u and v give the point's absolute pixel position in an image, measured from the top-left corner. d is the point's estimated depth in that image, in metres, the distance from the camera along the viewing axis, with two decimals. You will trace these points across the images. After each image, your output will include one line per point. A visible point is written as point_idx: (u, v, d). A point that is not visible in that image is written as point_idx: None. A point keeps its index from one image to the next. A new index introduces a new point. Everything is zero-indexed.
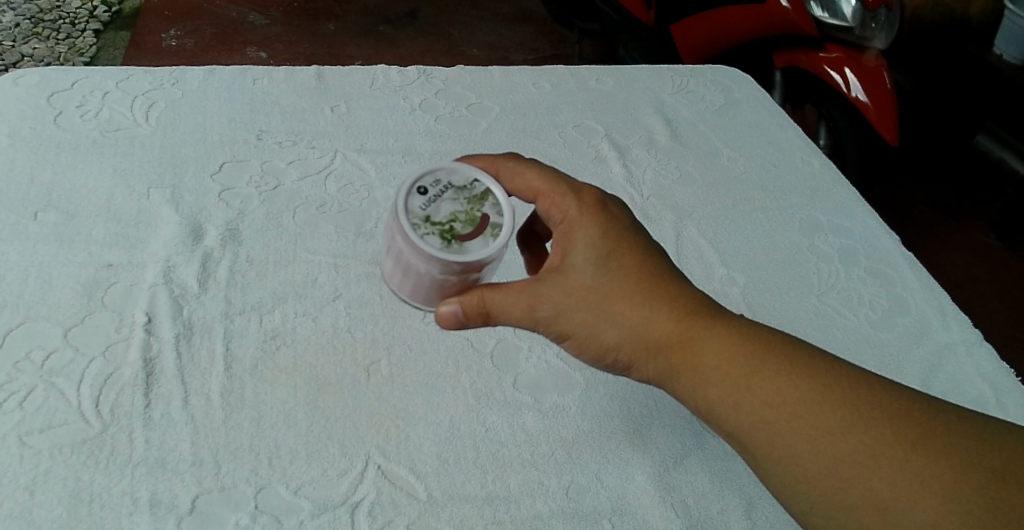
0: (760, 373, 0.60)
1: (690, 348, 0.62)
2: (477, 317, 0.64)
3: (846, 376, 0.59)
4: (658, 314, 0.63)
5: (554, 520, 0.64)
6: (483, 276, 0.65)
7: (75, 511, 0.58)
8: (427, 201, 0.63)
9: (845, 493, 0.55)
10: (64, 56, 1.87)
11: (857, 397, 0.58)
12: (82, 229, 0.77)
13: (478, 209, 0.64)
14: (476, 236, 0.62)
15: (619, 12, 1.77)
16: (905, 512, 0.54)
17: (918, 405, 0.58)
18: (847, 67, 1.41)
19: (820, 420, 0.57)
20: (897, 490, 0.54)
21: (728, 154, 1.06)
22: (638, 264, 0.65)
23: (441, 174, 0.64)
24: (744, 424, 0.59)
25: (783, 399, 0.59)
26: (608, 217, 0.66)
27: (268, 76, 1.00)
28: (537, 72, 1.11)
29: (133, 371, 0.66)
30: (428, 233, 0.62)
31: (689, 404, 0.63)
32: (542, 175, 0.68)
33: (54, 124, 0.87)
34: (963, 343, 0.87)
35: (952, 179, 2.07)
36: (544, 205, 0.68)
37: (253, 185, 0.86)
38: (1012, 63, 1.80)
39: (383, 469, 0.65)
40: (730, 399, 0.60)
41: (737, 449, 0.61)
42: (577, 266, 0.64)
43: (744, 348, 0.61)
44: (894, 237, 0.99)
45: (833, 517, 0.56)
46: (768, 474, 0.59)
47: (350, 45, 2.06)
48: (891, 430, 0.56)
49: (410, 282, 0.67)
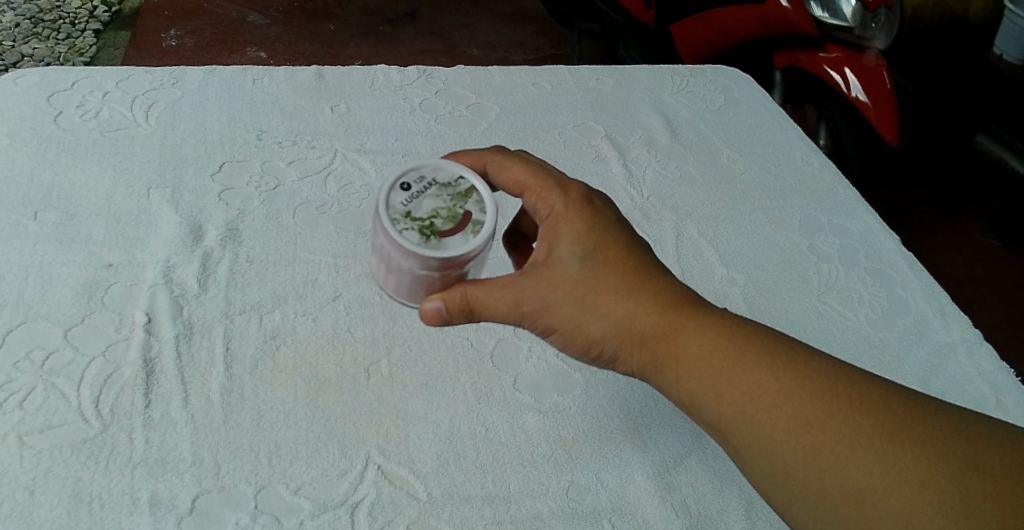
0: (742, 366, 0.60)
1: (674, 341, 0.62)
2: (460, 314, 0.64)
3: (826, 367, 0.59)
4: (642, 307, 0.63)
5: (554, 520, 0.64)
6: (466, 273, 0.65)
7: (75, 511, 0.58)
8: (409, 197, 0.63)
9: (823, 484, 0.55)
10: (64, 56, 1.88)
11: (836, 389, 0.58)
12: (82, 229, 0.77)
13: (461, 207, 0.64)
14: (456, 233, 0.62)
15: (619, 12, 1.75)
16: (880, 503, 0.53)
17: (895, 396, 0.58)
18: (847, 67, 1.41)
19: (800, 412, 0.57)
20: (873, 481, 0.54)
21: (728, 154, 1.06)
22: (623, 258, 0.65)
23: (425, 171, 0.65)
24: (726, 415, 0.59)
25: (764, 390, 0.58)
26: (594, 212, 0.66)
27: (269, 76, 1.00)
28: (537, 72, 1.11)
29: (133, 371, 0.66)
30: (407, 229, 0.62)
31: (673, 396, 0.63)
32: (529, 171, 0.68)
33: (54, 124, 0.87)
34: (963, 343, 0.87)
35: (952, 179, 2.07)
36: (532, 200, 0.68)
37: (253, 185, 0.86)
38: (1012, 63, 1.80)
39: (383, 469, 0.65)
40: (712, 390, 0.60)
41: (718, 442, 0.61)
42: (563, 260, 0.64)
43: (726, 340, 0.61)
44: (894, 237, 0.99)
45: (810, 508, 0.56)
46: (748, 467, 0.59)
47: (350, 45, 2.06)
48: (868, 422, 0.56)
49: (393, 279, 0.67)
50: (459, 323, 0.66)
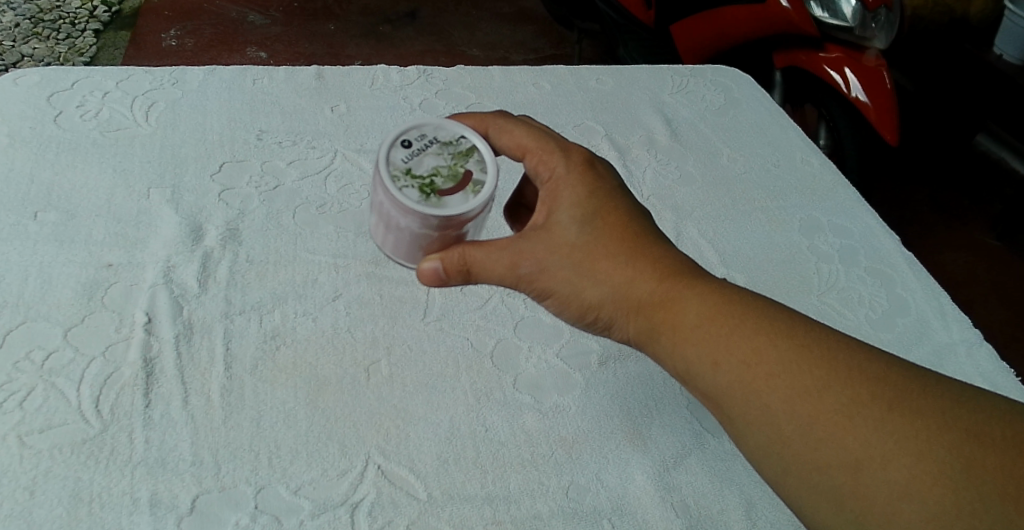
0: (739, 331, 0.59)
1: (670, 307, 0.62)
2: (458, 275, 0.65)
3: (824, 335, 0.59)
4: (640, 274, 0.63)
5: (554, 520, 0.64)
6: (465, 234, 0.66)
7: (75, 512, 0.58)
8: (410, 155, 0.64)
9: (818, 452, 0.54)
10: (64, 56, 1.88)
11: (834, 355, 0.57)
12: (82, 229, 0.77)
13: (462, 166, 0.65)
14: (456, 192, 0.63)
15: (619, 12, 1.74)
16: (877, 473, 0.53)
17: (893, 367, 0.57)
18: (847, 67, 1.41)
19: (796, 379, 0.57)
20: (871, 450, 0.53)
21: (728, 154, 1.06)
22: (623, 226, 0.65)
23: (427, 130, 0.66)
24: (722, 382, 0.59)
25: (760, 357, 0.58)
26: (596, 178, 0.67)
27: (269, 76, 1.00)
28: (537, 73, 1.11)
29: (133, 371, 0.66)
30: (406, 186, 0.63)
31: (668, 364, 0.63)
32: (531, 134, 0.69)
33: (54, 124, 0.87)
34: (963, 343, 0.87)
35: (953, 179, 2.07)
36: (533, 163, 0.69)
37: (253, 185, 0.86)
38: (1012, 63, 1.80)
39: (383, 469, 0.65)
40: (708, 357, 0.59)
41: (714, 411, 0.60)
42: (562, 225, 0.65)
43: (723, 307, 0.61)
44: (894, 237, 0.99)
45: (805, 477, 0.55)
46: (742, 436, 0.58)
47: (350, 45, 2.06)
48: (865, 389, 0.55)
49: (392, 238, 0.69)
50: (457, 284, 0.67)
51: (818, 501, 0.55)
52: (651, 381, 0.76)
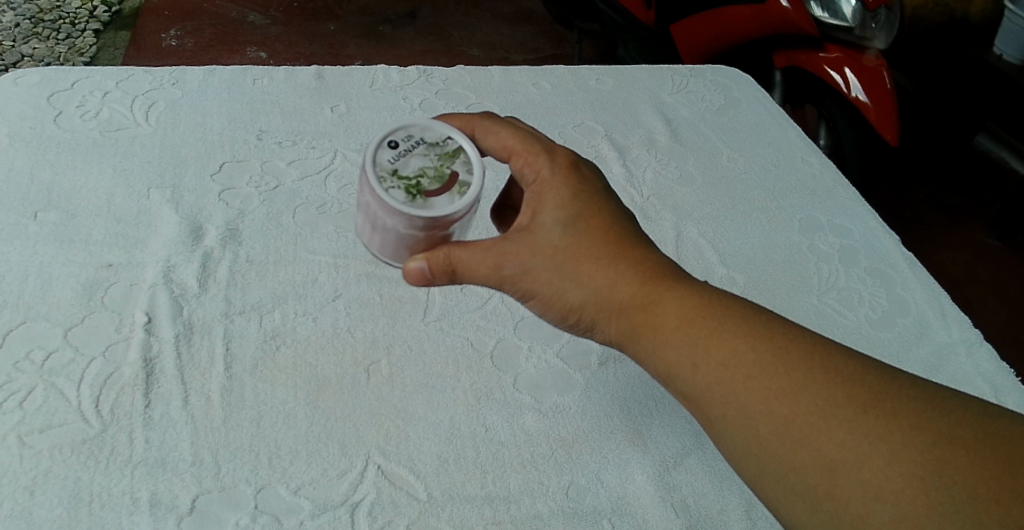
0: (719, 333, 0.60)
1: (651, 310, 0.62)
2: (443, 275, 0.65)
3: (805, 338, 0.59)
4: (621, 276, 0.63)
5: (554, 520, 0.64)
6: (451, 234, 0.66)
7: (75, 511, 0.58)
8: (396, 155, 0.65)
9: (795, 454, 0.54)
10: (64, 56, 1.88)
11: (813, 358, 0.57)
12: (82, 229, 0.77)
13: (448, 167, 0.65)
14: (442, 193, 0.63)
15: (619, 12, 1.74)
16: (852, 475, 0.52)
17: (874, 370, 0.57)
18: (847, 67, 1.41)
19: (775, 382, 0.57)
20: (846, 452, 0.53)
21: (728, 154, 1.06)
22: (606, 228, 0.65)
23: (414, 131, 0.66)
24: (702, 384, 0.59)
25: (740, 359, 0.58)
26: (580, 180, 0.67)
27: (269, 76, 1.00)
28: (537, 73, 1.11)
29: (133, 371, 0.66)
30: (393, 187, 0.63)
31: (650, 366, 0.63)
32: (517, 135, 0.69)
33: (54, 124, 0.87)
34: (963, 343, 0.87)
35: (952, 179, 2.07)
36: (518, 163, 0.69)
37: (253, 185, 0.86)
38: (1012, 63, 1.80)
39: (383, 469, 0.65)
40: (688, 359, 0.59)
41: (695, 413, 0.60)
42: (546, 226, 0.65)
43: (704, 309, 0.61)
44: (894, 237, 0.99)
45: (782, 478, 0.55)
46: (721, 438, 0.58)
47: (350, 45, 2.06)
48: (843, 392, 0.55)
49: (378, 238, 0.69)
50: (441, 284, 0.67)
51: (795, 502, 0.54)
52: (651, 382, 0.76)
